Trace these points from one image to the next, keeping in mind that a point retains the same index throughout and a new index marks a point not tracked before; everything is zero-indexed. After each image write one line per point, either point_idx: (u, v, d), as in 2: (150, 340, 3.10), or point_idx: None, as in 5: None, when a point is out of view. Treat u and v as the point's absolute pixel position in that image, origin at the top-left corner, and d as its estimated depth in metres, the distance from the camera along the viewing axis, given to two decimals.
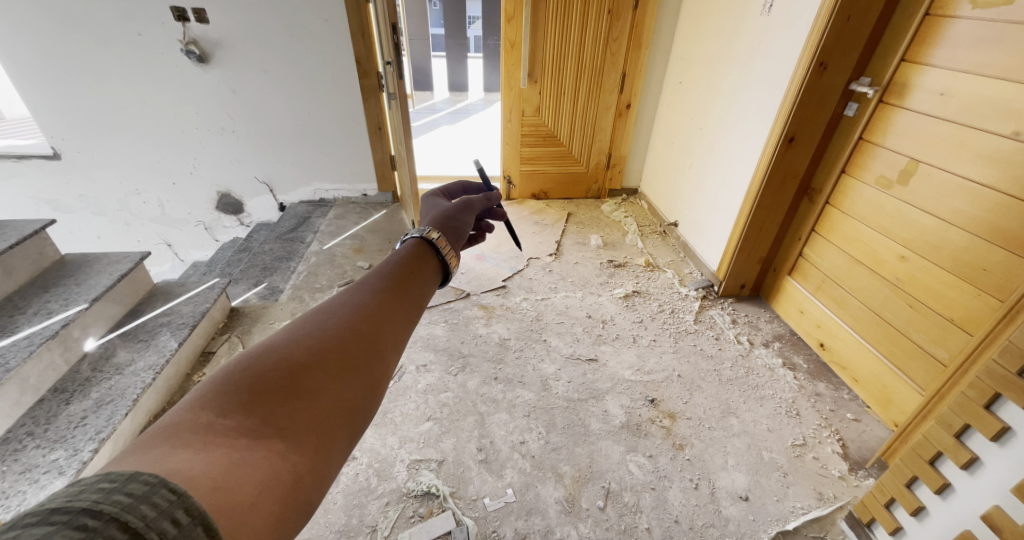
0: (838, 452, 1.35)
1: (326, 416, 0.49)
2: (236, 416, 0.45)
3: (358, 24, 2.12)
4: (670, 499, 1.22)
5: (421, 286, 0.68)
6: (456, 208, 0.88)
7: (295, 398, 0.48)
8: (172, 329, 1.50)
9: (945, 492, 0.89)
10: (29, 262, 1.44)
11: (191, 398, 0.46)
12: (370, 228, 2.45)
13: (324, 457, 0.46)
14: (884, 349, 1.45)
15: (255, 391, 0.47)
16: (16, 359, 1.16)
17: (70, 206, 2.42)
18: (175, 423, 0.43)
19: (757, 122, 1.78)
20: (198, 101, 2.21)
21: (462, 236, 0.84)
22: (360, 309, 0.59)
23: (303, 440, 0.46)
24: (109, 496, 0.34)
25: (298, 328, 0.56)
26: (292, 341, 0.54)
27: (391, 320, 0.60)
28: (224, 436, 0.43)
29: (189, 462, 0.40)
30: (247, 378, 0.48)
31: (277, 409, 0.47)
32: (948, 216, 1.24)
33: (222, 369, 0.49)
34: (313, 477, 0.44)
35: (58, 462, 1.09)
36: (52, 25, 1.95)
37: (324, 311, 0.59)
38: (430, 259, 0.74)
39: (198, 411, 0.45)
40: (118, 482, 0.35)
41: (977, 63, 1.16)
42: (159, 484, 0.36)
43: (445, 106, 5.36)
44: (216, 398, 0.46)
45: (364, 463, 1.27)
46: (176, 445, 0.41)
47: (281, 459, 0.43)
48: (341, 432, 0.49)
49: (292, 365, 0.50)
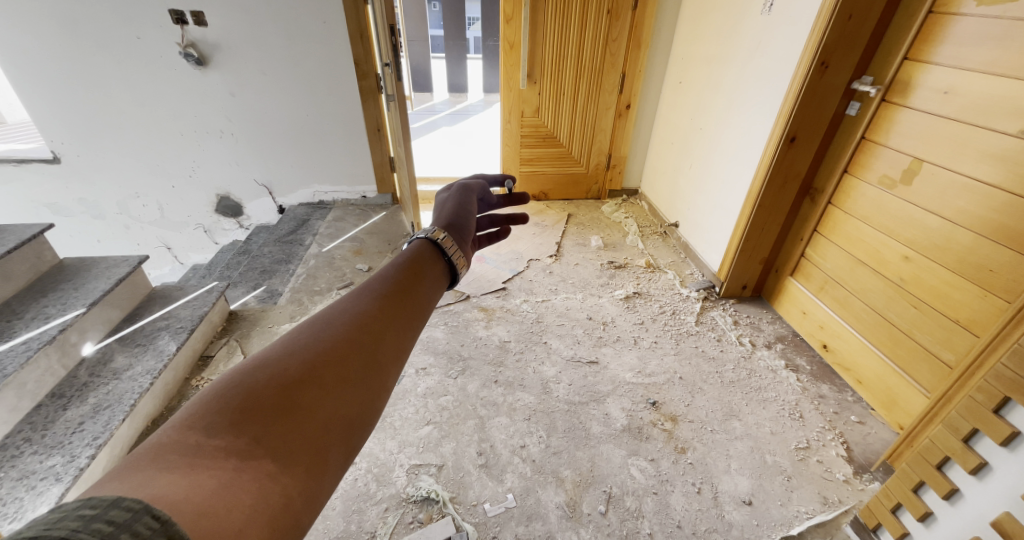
0: (842, 456, 1.34)
1: (320, 433, 0.47)
2: (226, 436, 0.44)
3: (356, 26, 2.11)
4: (672, 504, 1.21)
5: (425, 291, 0.66)
6: (458, 207, 0.86)
7: (288, 414, 0.46)
8: (171, 333, 1.49)
9: (953, 497, 0.87)
10: (27, 267, 1.44)
11: (182, 415, 0.45)
12: (370, 230, 2.44)
13: (317, 476, 0.45)
14: (889, 351, 1.44)
15: (246, 408, 0.46)
16: (14, 365, 1.15)
17: (70, 210, 2.42)
18: (162, 444, 0.43)
19: (758, 121, 1.76)
20: (197, 104, 2.20)
21: (467, 236, 0.82)
22: (358, 317, 0.58)
23: (295, 459, 0.44)
24: (89, 524, 0.34)
25: (295, 337, 0.55)
26: (288, 352, 0.52)
27: (391, 329, 0.58)
28: (212, 456, 0.42)
29: (174, 487, 0.39)
30: (238, 393, 0.47)
31: (268, 426, 0.45)
32: (953, 218, 1.23)
33: (215, 383, 0.48)
34: (304, 498, 0.43)
35: (55, 469, 1.08)
36: (51, 28, 1.94)
37: (321, 321, 0.58)
38: (434, 261, 0.72)
39: (187, 431, 0.44)
40: (99, 509, 0.35)
41: (982, 61, 1.15)
42: (141, 510, 0.36)
43: (445, 107, 5.35)
44: (206, 415, 0.45)
45: (362, 468, 1.26)
46: (163, 468, 0.41)
47: (270, 480, 0.42)
48: (337, 448, 0.48)
49: (286, 378, 0.49)
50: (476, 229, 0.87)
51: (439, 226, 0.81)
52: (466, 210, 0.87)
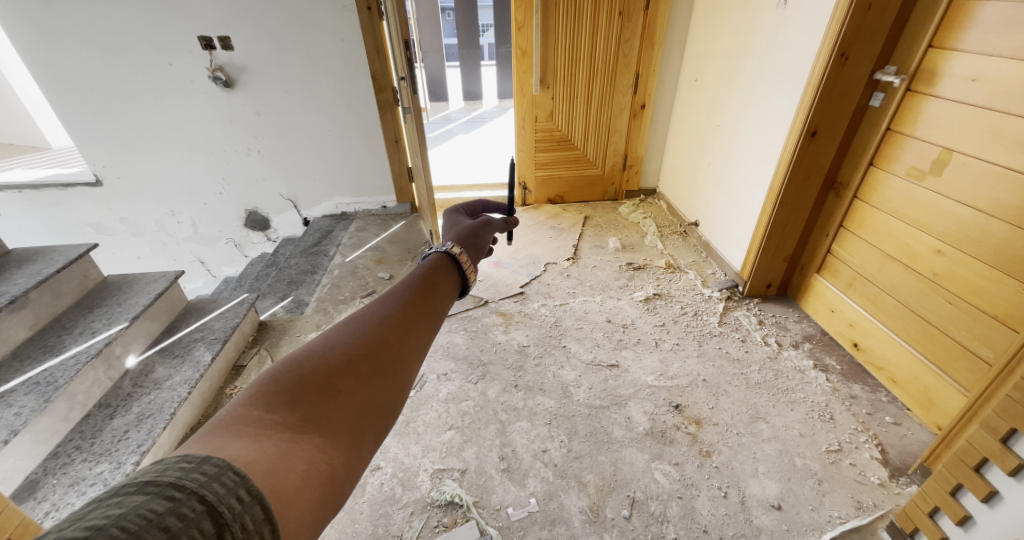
0: (877, 459, 1.29)
1: (357, 416, 0.51)
2: (282, 412, 0.47)
3: (373, 42, 2.17)
4: (698, 508, 1.19)
5: (441, 299, 0.70)
6: (478, 226, 0.90)
7: (330, 398, 0.50)
8: (206, 343, 1.57)
9: (992, 500, 0.84)
10: (75, 284, 1.53)
11: (242, 396, 0.49)
12: (390, 238, 2.49)
13: (355, 453, 0.48)
14: (923, 346, 1.38)
15: (297, 391, 0.50)
16: (64, 378, 1.23)
17: (112, 229, 2.56)
18: (229, 417, 0.46)
19: (777, 116, 1.73)
20: (225, 124, 2.30)
21: (479, 252, 0.87)
22: (387, 319, 0.62)
23: (337, 436, 0.48)
24: (189, 473, 0.37)
25: (333, 333, 0.59)
26: (329, 346, 0.56)
27: (415, 329, 0.62)
28: (272, 428, 0.46)
29: (245, 449, 0.42)
30: (290, 378, 0.51)
31: (316, 407, 0.49)
32: (985, 205, 1.18)
33: (268, 370, 0.52)
34: (346, 469, 0.47)
35: (104, 475, 1.15)
36: (92, 61, 2.08)
37: (355, 320, 0.61)
38: (450, 273, 0.76)
39: (249, 407, 0.47)
40: (194, 463, 0.38)
41: (1009, 46, 1.10)
42: (226, 466, 0.39)
43: (460, 115, 5.41)
44: (265, 395, 0.49)
45: (388, 473, 1.29)
46: (233, 435, 0.44)
47: (319, 451, 0.46)
48: (370, 430, 0.51)
49: (328, 369, 0.53)
50: (490, 248, 0.92)
51: (456, 242, 0.85)
52: (485, 231, 0.91)
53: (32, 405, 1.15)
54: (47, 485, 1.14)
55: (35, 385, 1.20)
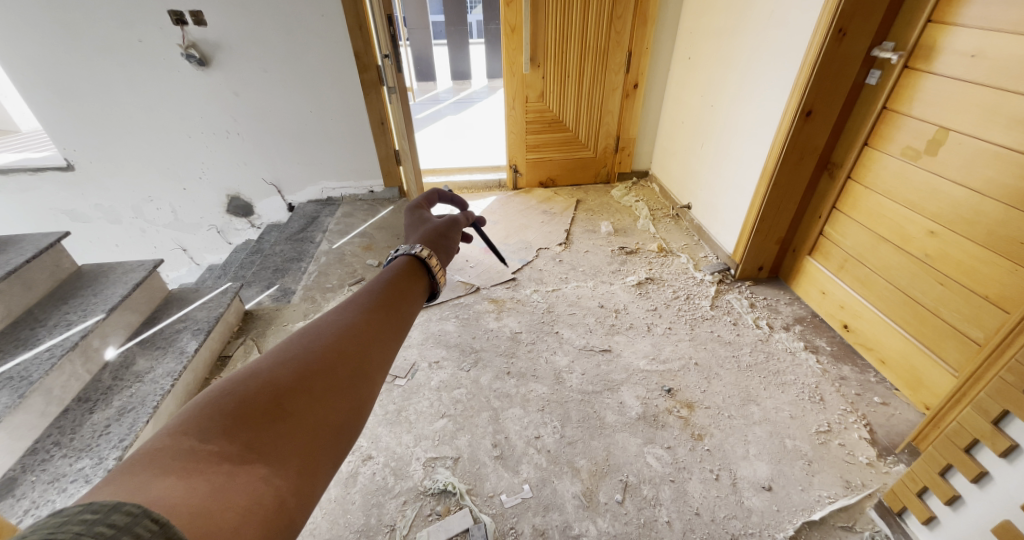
0: (865, 439, 1.30)
1: (309, 439, 0.50)
2: (219, 441, 0.46)
3: (355, 17, 2.07)
4: (690, 491, 1.20)
5: (407, 306, 0.70)
6: (444, 225, 0.90)
7: (279, 421, 0.49)
8: (191, 333, 1.52)
9: (982, 480, 0.86)
10: (47, 275, 1.47)
11: (174, 422, 0.47)
12: (378, 224, 2.44)
13: (309, 479, 0.47)
14: (913, 329, 1.39)
15: (239, 415, 0.48)
16: (38, 372, 1.18)
17: (87, 216, 2.47)
18: (156, 448, 0.44)
19: (773, 95, 1.69)
20: (202, 106, 2.21)
21: (450, 251, 0.87)
22: (346, 329, 0.62)
23: (286, 464, 0.47)
24: (92, 527, 0.34)
25: (286, 348, 0.58)
26: (278, 363, 0.55)
27: (377, 340, 0.63)
28: (207, 459, 0.44)
29: (171, 489, 0.41)
30: (231, 401, 0.49)
31: (261, 431, 0.48)
32: (981, 186, 1.17)
33: (205, 393, 0.50)
34: (296, 499, 0.45)
35: (85, 471, 1.13)
36: (56, 37, 1.96)
37: (311, 331, 0.61)
38: (420, 278, 0.77)
39: (181, 436, 0.45)
40: (100, 513, 0.36)
41: (1012, 21, 1.07)
42: (140, 514, 0.36)
43: (448, 94, 5.28)
44: (200, 422, 0.47)
45: (380, 462, 1.28)
46: (159, 471, 0.42)
47: (264, 481, 0.44)
48: (326, 454, 0.50)
49: (276, 388, 0.52)
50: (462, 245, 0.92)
51: (424, 243, 0.84)
52: (455, 225, 0.92)
53: (5, 401, 1.10)
54: (25, 482, 1.11)
55: (8, 380, 1.15)
